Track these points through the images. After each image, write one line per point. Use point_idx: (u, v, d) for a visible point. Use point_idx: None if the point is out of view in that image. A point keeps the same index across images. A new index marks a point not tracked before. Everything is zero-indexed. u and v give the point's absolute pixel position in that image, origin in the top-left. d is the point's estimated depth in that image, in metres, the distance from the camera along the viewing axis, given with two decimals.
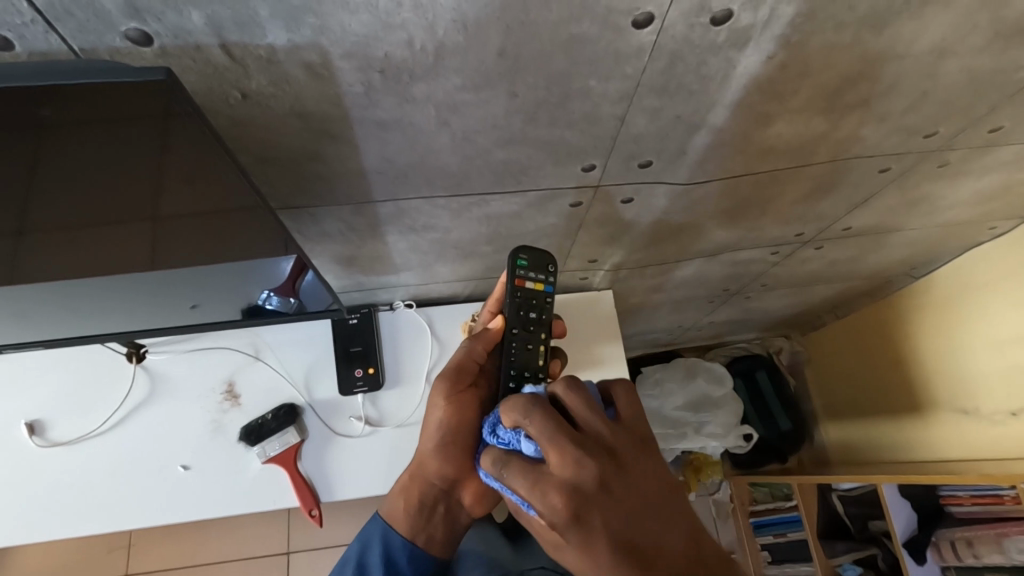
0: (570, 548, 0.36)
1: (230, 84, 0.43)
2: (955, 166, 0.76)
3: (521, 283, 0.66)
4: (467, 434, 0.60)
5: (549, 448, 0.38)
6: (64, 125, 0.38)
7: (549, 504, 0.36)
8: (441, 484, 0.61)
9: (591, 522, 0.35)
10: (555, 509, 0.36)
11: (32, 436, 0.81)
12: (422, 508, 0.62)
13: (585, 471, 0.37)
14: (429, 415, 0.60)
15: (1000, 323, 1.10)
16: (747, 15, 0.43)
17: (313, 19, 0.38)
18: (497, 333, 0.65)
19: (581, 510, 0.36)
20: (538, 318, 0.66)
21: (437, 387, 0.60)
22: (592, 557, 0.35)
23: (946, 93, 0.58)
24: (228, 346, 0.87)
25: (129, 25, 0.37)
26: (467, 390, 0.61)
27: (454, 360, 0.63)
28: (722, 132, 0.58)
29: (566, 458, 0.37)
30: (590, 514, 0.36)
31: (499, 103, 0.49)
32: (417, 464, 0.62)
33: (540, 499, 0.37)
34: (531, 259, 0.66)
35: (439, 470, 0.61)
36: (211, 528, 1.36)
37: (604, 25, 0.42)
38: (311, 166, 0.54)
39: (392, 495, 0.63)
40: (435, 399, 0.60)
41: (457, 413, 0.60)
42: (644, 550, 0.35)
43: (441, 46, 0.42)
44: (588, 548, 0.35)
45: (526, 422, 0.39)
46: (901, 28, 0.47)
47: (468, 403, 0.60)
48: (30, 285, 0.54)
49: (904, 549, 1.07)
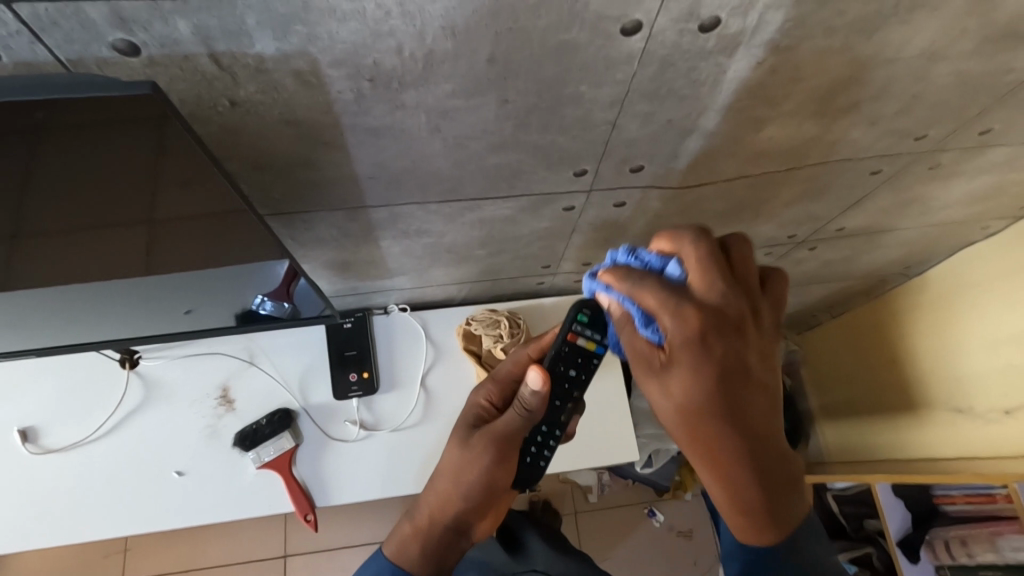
0: (678, 369, 0.36)
1: (220, 92, 0.43)
2: (947, 168, 0.76)
3: (571, 337, 0.57)
4: (498, 494, 0.59)
5: (707, 274, 0.37)
6: (57, 126, 0.37)
7: (683, 321, 0.36)
8: (464, 529, 0.59)
9: (714, 356, 0.36)
10: (686, 332, 0.36)
11: (26, 443, 0.81)
12: (442, 549, 0.58)
13: (731, 310, 0.37)
14: (472, 470, 0.57)
15: (994, 321, 1.10)
16: (737, 21, 0.43)
17: (301, 28, 0.38)
18: (542, 399, 0.56)
19: (713, 336, 0.36)
20: (575, 378, 0.58)
21: (490, 445, 0.57)
22: (698, 386, 0.36)
23: (937, 96, 0.58)
24: (223, 351, 0.87)
25: (116, 35, 0.37)
26: (515, 456, 0.58)
27: (510, 424, 0.57)
28: (714, 136, 0.58)
29: (718, 287, 0.37)
30: (715, 340, 0.36)
31: (490, 109, 0.49)
32: (448, 507, 0.58)
33: (675, 315, 0.36)
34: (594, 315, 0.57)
35: (470, 518, 0.59)
36: (208, 530, 1.36)
37: (593, 32, 0.42)
38: (305, 173, 0.54)
39: (406, 531, 0.59)
40: (484, 458, 0.57)
41: (501, 479, 0.58)
42: (745, 402, 0.37)
43: (430, 54, 0.42)
44: (696, 374, 0.36)
45: (689, 248, 0.38)
46: (890, 32, 0.47)
47: (511, 468, 0.59)
48: (24, 290, 0.54)
49: (898, 549, 1.09)
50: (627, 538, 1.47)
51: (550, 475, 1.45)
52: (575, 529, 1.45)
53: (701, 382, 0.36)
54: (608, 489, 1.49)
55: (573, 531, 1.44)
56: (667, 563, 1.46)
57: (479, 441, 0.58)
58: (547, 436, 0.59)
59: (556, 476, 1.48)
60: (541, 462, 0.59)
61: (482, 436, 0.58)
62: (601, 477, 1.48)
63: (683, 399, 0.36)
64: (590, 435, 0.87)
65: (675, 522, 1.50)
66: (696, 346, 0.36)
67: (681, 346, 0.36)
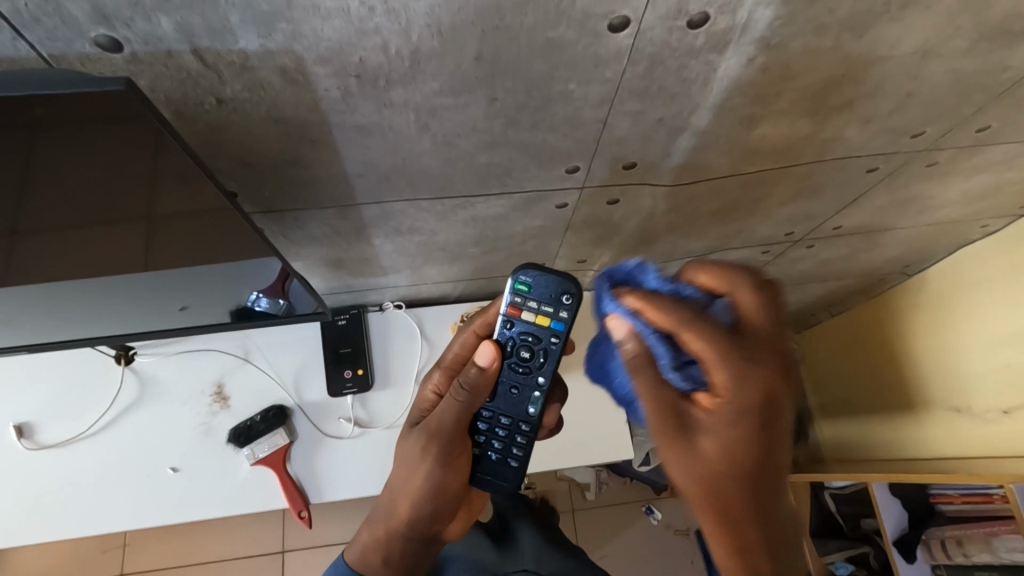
0: (718, 423, 0.40)
1: (206, 90, 0.43)
2: (943, 166, 0.76)
3: (516, 313, 0.55)
4: (456, 491, 0.61)
5: (764, 322, 0.41)
6: (55, 122, 0.37)
7: (744, 379, 0.39)
8: (428, 533, 0.63)
9: (765, 411, 0.39)
10: (746, 381, 0.39)
11: (21, 438, 0.81)
12: (402, 554, 0.63)
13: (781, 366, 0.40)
14: (417, 477, 0.59)
15: (993, 322, 1.10)
16: (726, 19, 0.43)
17: (285, 25, 0.38)
18: (490, 376, 0.55)
19: (772, 397, 0.39)
20: (528, 361, 0.56)
21: (432, 446, 0.58)
22: (735, 445, 0.40)
23: (931, 94, 0.57)
24: (217, 348, 0.87)
25: (97, 31, 0.37)
26: (461, 452, 0.59)
27: (447, 420, 0.57)
28: (706, 134, 0.57)
29: (770, 341, 0.40)
30: (768, 397, 0.39)
31: (478, 107, 0.48)
32: (399, 521, 0.62)
33: (735, 370, 0.39)
34: (536, 285, 0.55)
35: (428, 524, 0.62)
36: (207, 526, 1.36)
37: (580, 30, 0.42)
38: (293, 171, 0.54)
39: (368, 544, 0.64)
40: (426, 460, 0.58)
41: (451, 478, 0.59)
42: (777, 467, 0.40)
43: (416, 51, 0.42)
44: (740, 433, 0.39)
45: (744, 294, 0.42)
46: (882, 30, 0.47)
47: (461, 466, 0.59)
48: (17, 288, 0.54)
49: (894, 548, 1.07)
50: (622, 537, 1.47)
51: (547, 473, 1.45)
52: (571, 527, 1.45)
53: (740, 444, 0.40)
54: (605, 486, 1.50)
55: (569, 529, 1.44)
56: (664, 561, 1.46)
57: (421, 443, 0.59)
58: (511, 429, 0.57)
59: (553, 474, 1.48)
60: (515, 449, 0.58)
61: (422, 436, 0.59)
62: (598, 474, 1.49)
63: (725, 447, 0.40)
64: (585, 433, 0.87)
65: (673, 521, 1.50)
66: (750, 405, 0.39)
67: (733, 403, 0.39)
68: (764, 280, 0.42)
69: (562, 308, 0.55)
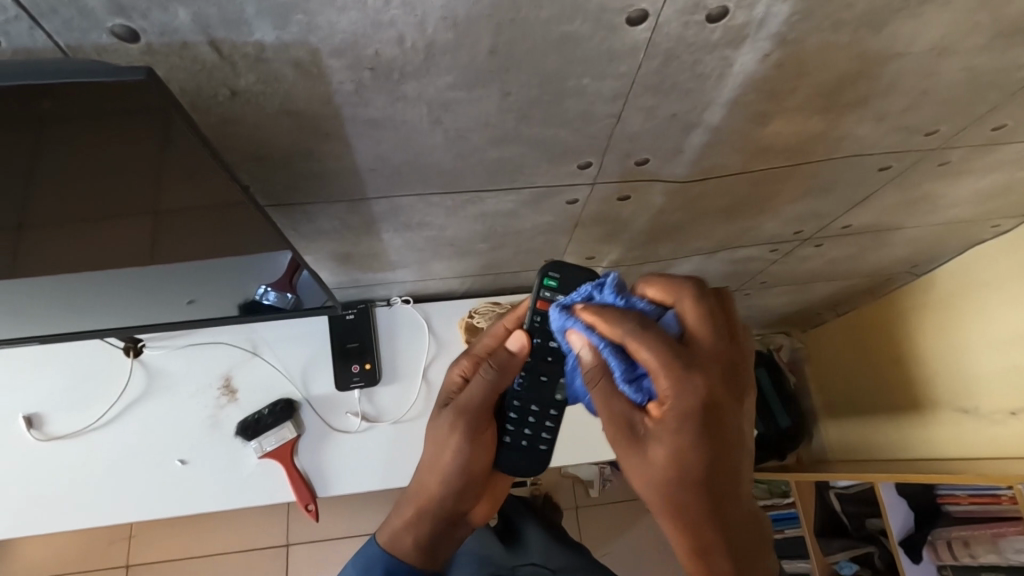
0: (667, 430, 0.41)
1: (220, 82, 0.43)
2: (956, 165, 0.75)
3: (544, 305, 0.59)
4: (482, 471, 0.61)
5: (705, 332, 0.43)
6: (58, 115, 0.37)
7: (690, 382, 0.41)
8: (454, 514, 0.63)
9: (707, 424, 0.41)
10: (693, 397, 0.41)
11: (31, 430, 0.82)
12: (430, 535, 0.63)
13: (721, 371, 0.42)
14: (443, 455, 0.59)
15: (1001, 324, 1.09)
16: (743, 14, 0.43)
17: (302, 17, 0.38)
18: (520, 362, 0.57)
19: (715, 399, 0.41)
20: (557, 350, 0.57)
21: (458, 424, 0.58)
22: (689, 448, 0.40)
23: (946, 92, 0.57)
24: (225, 341, 0.88)
25: (114, 21, 0.37)
26: (486, 429, 0.60)
27: (475, 401, 0.57)
28: (719, 130, 0.57)
29: (711, 346, 0.43)
30: (718, 407, 0.41)
31: (492, 101, 0.48)
32: (428, 500, 0.62)
33: (682, 376, 0.41)
34: (560, 279, 0.61)
35: (455, 504, 0.62)
36: (211, 519, 1.37)
37: (596, 23, 0.41)
38: (305, 164, 0.54)
39: (396, 524, 0.64)
40: (454, 438, 0.59)
41: (477, 457, 0.60)
42: (726, 471, 0.41)
43: (432, 44, 0.41)
44: (690, 438, 0.41)
45: (688, 303, 0.45)
46: (900, 26, 0.46)
47: (485, 444, 0.60)
48: (28, 278, 0.54)
49: (901, 550, 1.06)
50: (626, 534, 1.47)
51: (551, 470, 1.45)
52: (575, 524, 1.45)
53: (691, 449, 0.41)
54: (609, 484, 1.50)
55: (572, 526, 1.45)
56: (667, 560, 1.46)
57: (447, 421, 0.59)
58: (541, 415, 0.59)
59: (557, 470, 1.48)
60: (542, 435, 0.59)
61: (448, 415, 0.59)
62: (602, 472, 1.49)
63: (677, 458, 0.41)
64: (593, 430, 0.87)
65: None
66: (692, 412, 0.40)
67: (679, 408, 0.41)
68: (706, 291, 0.45)
69: None
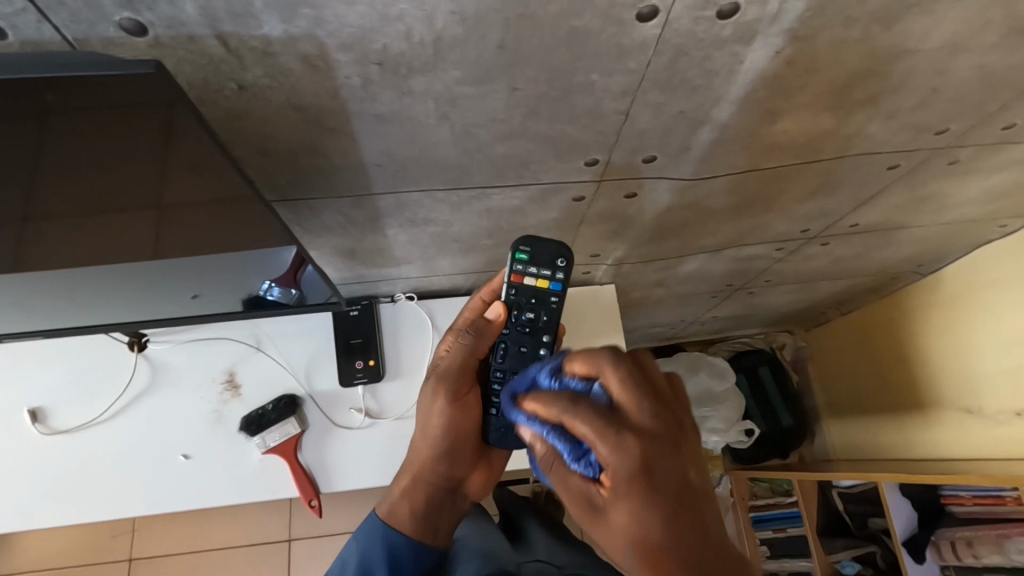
0: (619, 501, 0.37)
1: (227, 76, 0.42)
2: (965, 164, 0.74)
3: (519, 279, 0.62)
4: (469, 435, 0.62)
5: (632, 397, 0.40)
6: (66, 110, 0.37)
7: (622, 451, 0.37)
8: (448, 483, 0.64)
9: (654, 485, 0.37)
10: (630, 462, 0.37)
11: (36, 424, 0.82)
12: (428, 505, 0.64)
13: (662, 429, 0.39)
14: (430, 421, 0.61)
15: (1008, 325, 1.09)
16: (754, 9, 0.42)
17: (309, 10, 0.37)
18: (498, 329, 0.61)
19: (655, 462, 0.37)
20: (534, 320, 0.61)
21: (441, 387, 0.60)
22: (644, 518, 0.36)
23: (957, 90, 0.56)
24: (229, 336, 0.88)
25: (121, 15, 0.36)
26: (469, 392, 0.61)
27: (453, 363, 0.60)
28: (727, 127, 0.57)
29: (644, 407, 0.39)
30: (660, 466, 0.37)
31: (500, 96, 0.48)
32: (421, 466, 0.63)
33: (613, 446, 0.37)
34: (532, 251, 0.63)
35: (447, 470, 0.63)
36: (215, 514, 1.37)
37: (605, 18, 0.41)
38: (311, 158, 0.54)
39: (393, 497, 0.65)
40: (438, 402, 0.60)
41: (462, 418, 0.61)
42: (692, 525, 0.37)
43: (440, 39, 0.41)
44: (643, 507, 0.37)
45: (608, 370, 0.41)
46: (912, 22, 0.46)
47: (471, 405, 0.61)
48: (34, 273, 0.54)
49: (904, 549, 1.07)
50: None
51: None
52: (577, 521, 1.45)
53: (646, 514, 0.37)
54: None
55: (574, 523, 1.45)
56: None
57: (431, 387, 0.61)
58: None
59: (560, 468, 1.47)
60: None
61: (431, 381, 0.61)
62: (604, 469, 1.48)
63: (636, 531, 0.37)
64: None
65: None
66: (635, 476, 0.37)
67: (620, 479, 0.37)
68: (628, 355, 0.42)
69: (557, 271, 0.63)
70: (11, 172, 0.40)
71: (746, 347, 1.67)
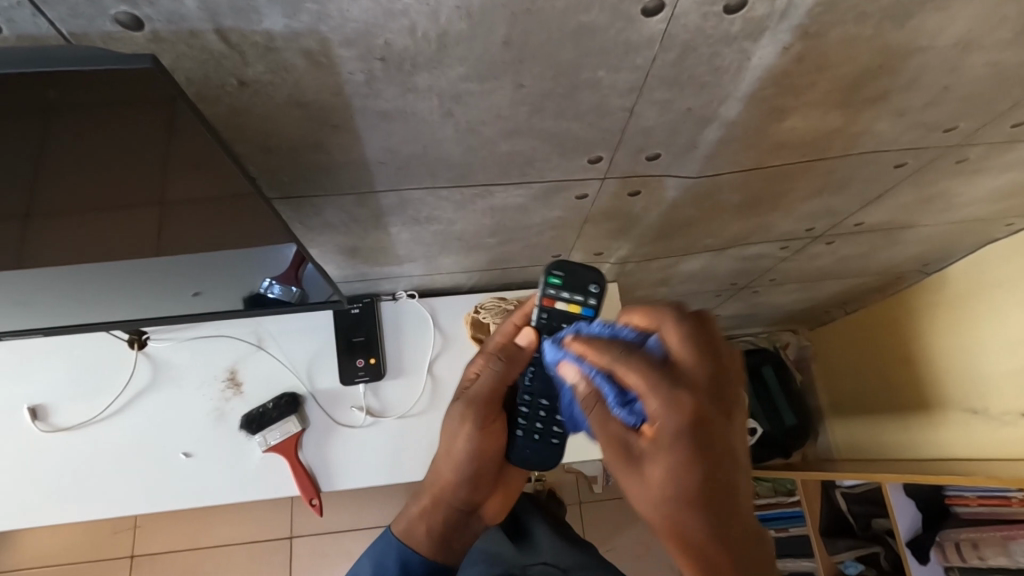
0: (659, 443, 0.38)
1: (228, 71, 0.42)
2: (974, 163, 0.74)
3: (551, 303, 0.60)
4: (492, 463, 0.61)
5: (691, 354, 0.40)
6: (69, 106, 0.36)
7: (670, 405, 0.38)
8: (467, 507, 0.63)
9: (696, 436, 0.37)
10: (676, 410, 0.38)
11: (37, 421, 0.82)
12: (445, 528, 0.63)
13: (712, 386, 0.39)
14: (455, 444, 0.60)
15: (1015, 325, 1.08)
16: (765, 5, 0.41)
17: (312, 5, 0.37)
18: (528, 356, 0.59)
19: (700, 414, 0.38)
20: None
21: (468, 412, 0.59)
22: (681, 466, 0.37)
23: (968, 88, 0.56)
24: (230, 335, 0.87)
25: (119, 9, 0.36)
26: (495, 420, 0.60)
27: (482, 389, 0.59)
28: (734, 125, 0.56)
29: (697, 364, 0.40)
30: (705, 419, 0.38)
31: (505, 93, 0.47)
32: (441, 489, 0.62)
33: (661, 398, 0.38)
34: (566, 276, 0.61)
35: (468, 496, 0.62)
36: (216, 511, 1.37)
37: (613, 14, 0.40)
38: (313, 155, 0.53)
39: (410, 514, 0.65)
40: (464, 428, 0.59)
41: (486, 447, 0.60)
42: (726, 484, 0.37)
43: (444, 35, 0.40)
44: (682, 455, 0.37)
45: (669, 327, 0.42)
46: (925, 19, 0.45)
47: (496, 432, 0.60)
48: (34, 270, 0.53)
49: (908, 549, 1.07)
50: (630, 531, 1.47)
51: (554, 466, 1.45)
52: (578, 520, 1.45)
53: (683, 462, 0.37)
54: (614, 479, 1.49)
55: (576, 521, 1.45)
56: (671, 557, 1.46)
57: (458, 411, 0.60)
58: (551, 412, 0.59)
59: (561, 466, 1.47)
60: (554, 428, 0.59)
61: (459, 406, 0.60)
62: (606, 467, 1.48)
63: (667, 477, 0.37)
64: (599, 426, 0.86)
65: None
66: (678, 424, 0.38)
67: (664, 423, 0.38)
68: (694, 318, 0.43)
69: (589, 296, 0.61)
70: (13, 167, 0.39)
71: (750, 346, 1.66)
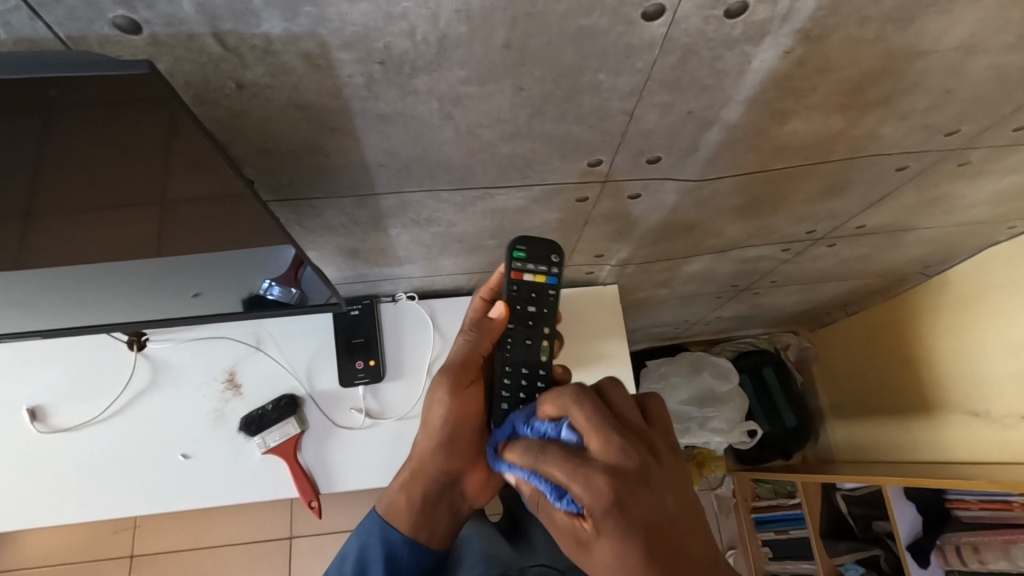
0: (599, 538, 0.35)
1: (226, 74, 0.41)
2: (977, 165, 0.73)
3: (518, 275, 0.64)
4: (471, 428, 0.61)
5: (600, 435, 0.39)
6: (66, 106, 0.36)
7: (592, 488, 0.36)
8: (446, 479, 0.62)
9: (630, 522, 0.35)
10: (600, 499, 0.36)
11: (35, 422, 0.81)
12: (426, 502, 0.62)
13: (632, 462, 0.37)
14: (431, 411, 0.60)
15: (1016, 328, 1.08)
16: (767, 9, 0.41)
17: (310, 8, 0.36)
18: (501, 325, 0.62)
19: (624, 497, 0.35)
20: (536, 313, 0.63)
21: (443, 379, 0.60)
22: (624, 554, 0.34)
23: (971, 91, 0.55)
24: (229, 336, 0.87)
25: (116, 12, 0.36)
26: (471, 384, 0.61)
27: (456, 357, 0.60)
28: (736, 128, 0.56)
29: (613, 443, 0.38)
30: (633, 497, 0.36)
31: (505, 96, 0.47)
32: (421, 460, 0.62)
33: (582, 484, 0.36)
34: (528, 250, 0.65)
35: (447, 466, 0.61)
36: (215, 512, 1.37)
37: (614, 17, 0.40)
38: (312, 157, 0.53)
39: (393, 490, 0.64)
40: (439, 394, 0.59)
41: (462, 410, 0.60)
42: (676, 557, 0.34)
43: (444, 38, 0.40)
44: (621, 542, 0.34)
45: (574, 412, 0.41)
46: (928, 22, 0.45)
47: (473, 397, 0.60)
48: (33, 271, 0.53)
49: (909, 554, 1.06)
50: None
51: None
52: None
53: (624, 551, 0.34)
54: None
55: None
56: None
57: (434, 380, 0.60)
58: (533, 376, 0.61)
59: None
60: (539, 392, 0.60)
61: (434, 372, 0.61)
62: None
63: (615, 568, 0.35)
64: None
65: None
66: (606, 513, 0.35)
67: (593, 518, 0.36)
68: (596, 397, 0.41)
69: (553, 267, 0.66)
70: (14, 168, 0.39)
71: (750, 347, 1.66)
